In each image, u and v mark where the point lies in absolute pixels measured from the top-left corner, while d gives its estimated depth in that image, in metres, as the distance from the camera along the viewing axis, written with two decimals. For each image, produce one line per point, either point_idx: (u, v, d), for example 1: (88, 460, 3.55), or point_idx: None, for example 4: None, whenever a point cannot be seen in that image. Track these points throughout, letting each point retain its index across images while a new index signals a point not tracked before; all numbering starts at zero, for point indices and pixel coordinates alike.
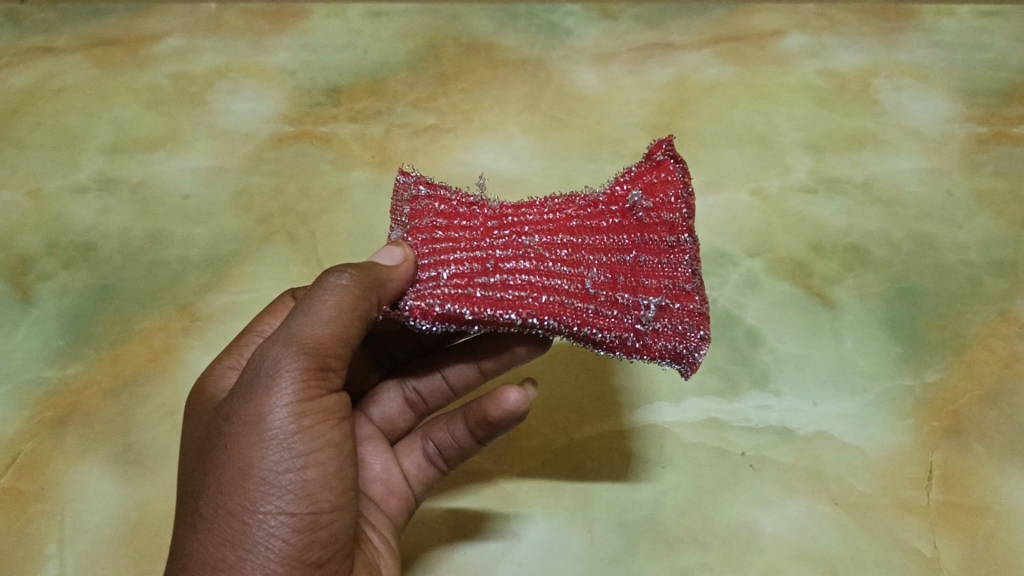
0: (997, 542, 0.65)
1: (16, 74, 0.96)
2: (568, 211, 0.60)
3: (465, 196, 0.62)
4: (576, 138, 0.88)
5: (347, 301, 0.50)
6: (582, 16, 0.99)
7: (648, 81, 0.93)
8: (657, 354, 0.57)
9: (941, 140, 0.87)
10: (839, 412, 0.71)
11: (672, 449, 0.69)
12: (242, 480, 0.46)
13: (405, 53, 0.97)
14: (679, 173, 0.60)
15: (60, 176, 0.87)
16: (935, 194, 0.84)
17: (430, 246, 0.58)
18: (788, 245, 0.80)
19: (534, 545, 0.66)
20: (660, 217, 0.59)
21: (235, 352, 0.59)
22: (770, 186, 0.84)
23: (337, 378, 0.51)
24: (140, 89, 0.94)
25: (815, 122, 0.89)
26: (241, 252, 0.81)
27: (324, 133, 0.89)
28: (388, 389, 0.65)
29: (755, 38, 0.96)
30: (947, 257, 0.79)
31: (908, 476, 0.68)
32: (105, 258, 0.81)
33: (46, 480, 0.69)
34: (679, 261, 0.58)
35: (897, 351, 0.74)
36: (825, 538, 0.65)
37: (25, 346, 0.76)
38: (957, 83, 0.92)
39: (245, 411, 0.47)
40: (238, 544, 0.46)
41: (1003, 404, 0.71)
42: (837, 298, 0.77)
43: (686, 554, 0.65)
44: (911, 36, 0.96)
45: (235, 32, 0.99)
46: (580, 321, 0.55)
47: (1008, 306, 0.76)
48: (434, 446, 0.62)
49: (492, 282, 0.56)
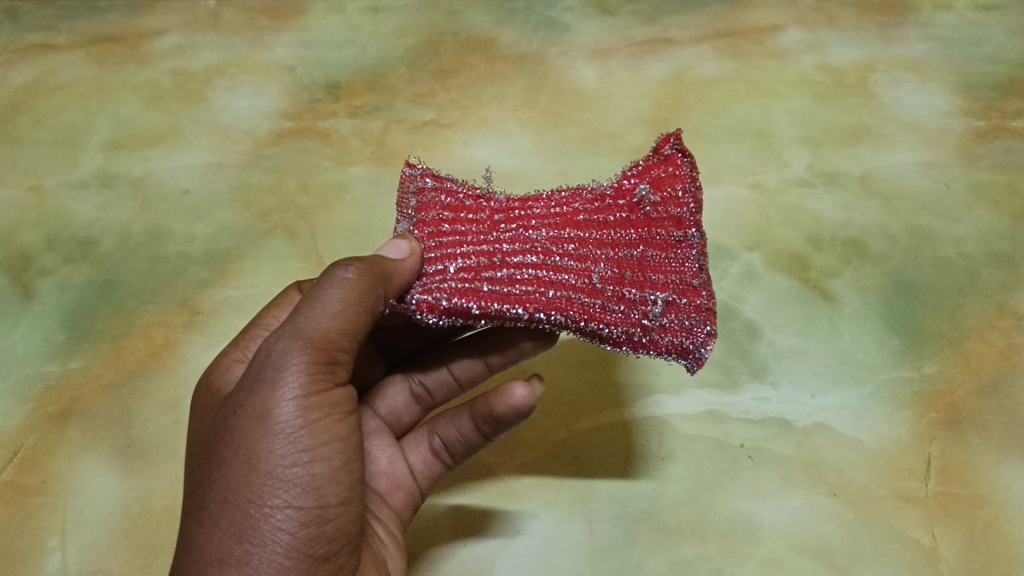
0: (994, 532, 0.65)
1: (16, 72, 0.96)
2: (575, 205, 0.60)
3: (472, 189, 0.62)
4: (574, 133, 0.89)
5: (353, 296, 0.50)
6: (581, 12, 0.99)
7: (646, 76, 0.93)
8: (663, 350, 0.57)
9: (938, 134, 0.88)
10: (838, 404, 0.71)
11: (671, 441, 0.70)
12: (248, 474, 0.47)
13: (403, 49, 0.96)
14: (687, 168, 0.60)
15: (61, 172, 0.87)
16: (932, 188, 0.84)
17: (436, 240, 0.58)
18: (786, 239, 0.80)
19: (535, 538, 0.66)
20: (667, 213, 0.59)
21: (241, 346, 0.59)
22: (768, 180, 0.84)
23: (342, 372, 0.51)
24: (140, 86, 0.94)
25: (813, 116, 0.89)
26: (241, 248, 0.82)
27: (323, 129, 0.90)
28: (394, 383, 0.65)
29: (753, 34, 0.96)
30: (946, 251, 0.80)
31: (906, 467, 0.68)
32: (105, 253, 0.82)
33: (47, 474, 0.69)
34: (686, 257, 0.59)
35: (895, 344, 0.74)
36: (823, 530, 0.66)
37: (26, 341, 0.76)
38: (954, 77, 0.92)
39: (252, 405, 0.48)
40: (245, 538, 0.46)
41: (1001, 396, 0.71)
42: (836, 291, 0.77)
43: (686, 546, 0.65)
44: (909, 31, 0.96)
45: (233, 28, 0.98)
46: (587, 317, 0.55)
47: (1006, 298, 0.76)
48: (440, 441, 0.62)
49: (499, 276, 0.56)
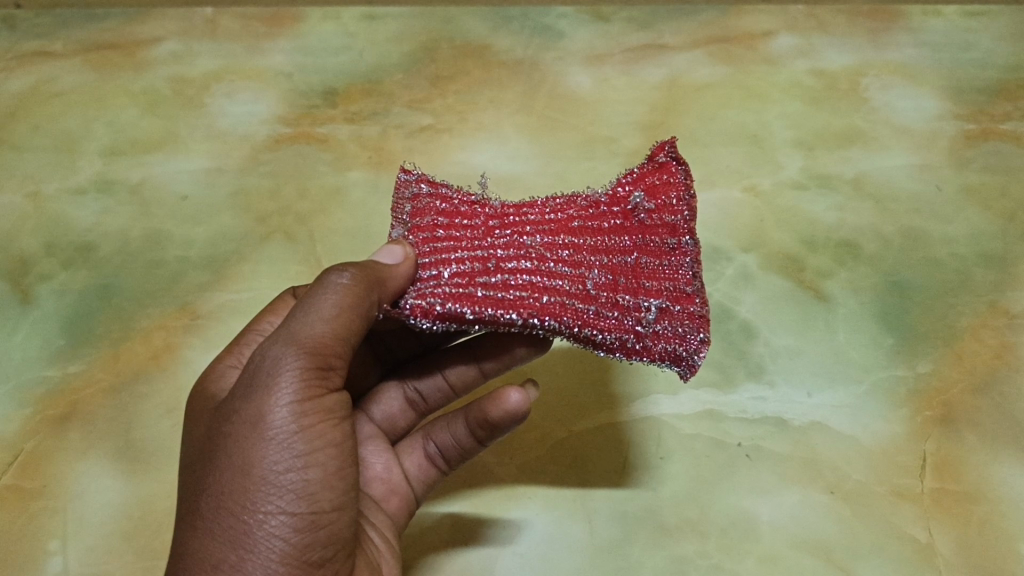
0: (988, 528, 0.66)
1: (13, 79, 0.96)
2: (569, 211, 0.61)
3: (467, 195, 0.63)
4: (570, 138, 0.90)
5: (347, 301, 0.50)
6: (575, 18, 1.01)
7: (640, 82, 0.94)
8: (656, 356, 0.58)
9: (929, 137, 0.89)
10: (833, 403, 0.72)
11: (669, 441, 0.70)
12: (242, 480, 0.47)
13: (400, 56, 0.97)
14: (681, 175, 0.61)
15: (60, 178, 0.88)
16: (924, 190, 0.85)
17: (431, 245, 0.59)
18: (780, 241, 0.81)
19: (535, 538, 0.67)
20: (661, 220, 0.60)
21: (236, 351, 0.59)
22: (762, 184, 0.85)
23: (337, 377, 0.51)
24: (138, 92, 0.94)
25: (806, 119, 0.90)
26: (240, 252, 0.82)
27: (320, 134, 0.90)
28: (389, 389, 0.65)
29: (746, 39, 0.97)
30: (937, 251, 0.81)
31: (903, 464, 0.69)
32: (105, 258, 0.82)
33: (48, 478, 0.69)
34: (680, 264, 0.59)
35: (889, 343, 0.75)
36: (822, 527, 0.66)
37: (25, 346, 0.76)
38: (944, 81, 0.93)
39: (246, 411, 0.48)
40: (238, 544, 0.46)
41: (995, 394, 0.72)
42: (830, 292, 0.78)
43: (686, 543, 0.66)
44: (899, 35, 0.98)
45: (231, 35, 0.99)
46: (581, 323, 0.56)
47: (997, 298, 0.77)
48: (435, 446, 0.62)
49: (494, 281, 0.56)
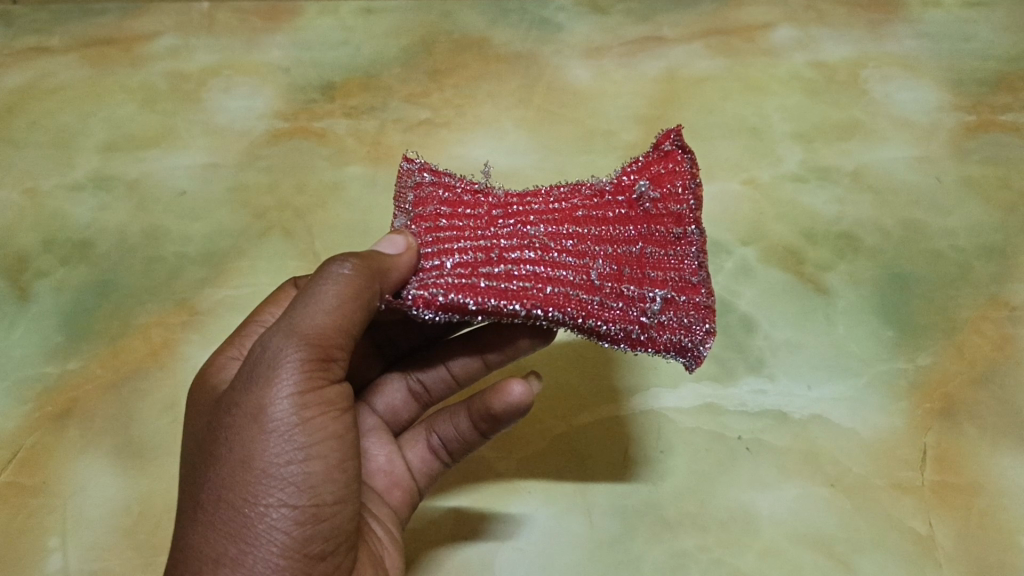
0: (988, 520, 0.66)
1: (10, 75, 0.96)
2: (573, 200, 0.60)
3: (470, 184, 0.62)
4: (569, 131, 0.89)
5: (348, 291, 0.50)
6: (573, 11, 1.00)
7: (639, 74, 0.93)
8: (661, 347, 0.57)
9: (929, 129, 0.89)
10: (833, 396, 0.72)
11: (669, 435, 0.70)
12: (243, 472, 0.47)
13: (397, 50, 0.97)
14: (687, 164, 0.60)
15: (57, 174, 0.87)
16: (924, 182, 0.85)
17: (434, 235, 0.58)
18: (780, 233, 0.81)
19: (536, 532, 0.67)
20: (667, 209, 0.59)
21: (238, 342, 0.59)
22: (762, 176, 0.85)
23: (339, 369, 0.51)
24: (135, 87, 0.94)
25: (805, 112, 0.90)
26: (238, 247, 0.82)
27: (318, 129, 0.90)
28: (392, 380, 0.66)
29: (745, 32, 0.97)
30: (937, 243, 0.80)
31: (903, 457, 0.69)
32: (102, 255, 0.82)
33: (48, 474, 0.69)
34: (686, 253, 0.59)
35: (889, 336, 0.74)
36: (822, 520, 0.66)
37: (24, 343, 0.76)
38: (944, 72, 0.93)
39: (246, 403, 0.48)
40: (239, 536, 0.46)
41: (995, 385, 0.72)
42: (830, 285, 0.77)
43: (686, 537, 0.66)
44: (898, 27, 0.97)
45: (227, 30, 0.99)
46: (585, 314, 0.55)
47: (997, 290, 0.77)
48: (438, 439, 0.62)
49: (497, 272, 0.56)
